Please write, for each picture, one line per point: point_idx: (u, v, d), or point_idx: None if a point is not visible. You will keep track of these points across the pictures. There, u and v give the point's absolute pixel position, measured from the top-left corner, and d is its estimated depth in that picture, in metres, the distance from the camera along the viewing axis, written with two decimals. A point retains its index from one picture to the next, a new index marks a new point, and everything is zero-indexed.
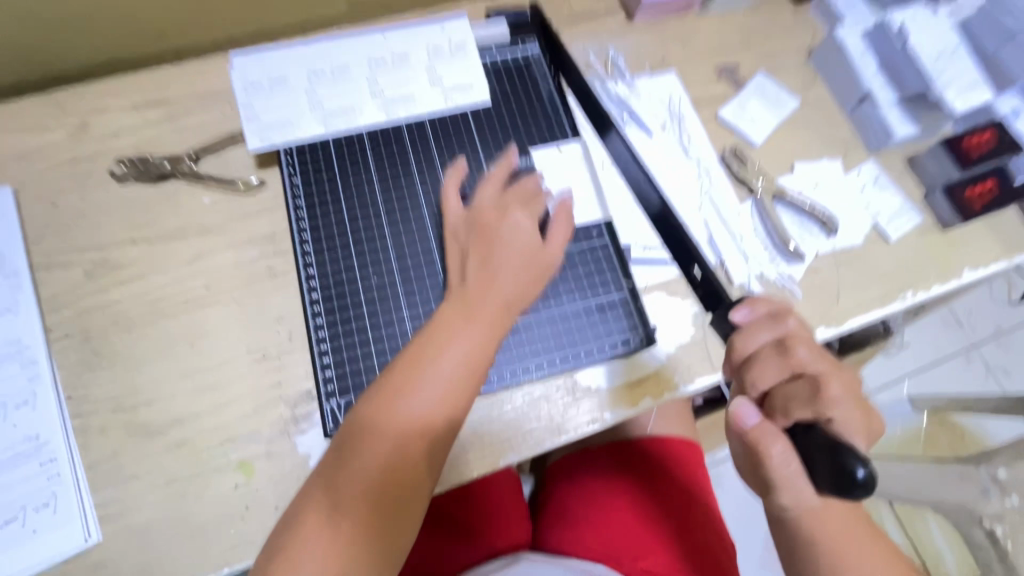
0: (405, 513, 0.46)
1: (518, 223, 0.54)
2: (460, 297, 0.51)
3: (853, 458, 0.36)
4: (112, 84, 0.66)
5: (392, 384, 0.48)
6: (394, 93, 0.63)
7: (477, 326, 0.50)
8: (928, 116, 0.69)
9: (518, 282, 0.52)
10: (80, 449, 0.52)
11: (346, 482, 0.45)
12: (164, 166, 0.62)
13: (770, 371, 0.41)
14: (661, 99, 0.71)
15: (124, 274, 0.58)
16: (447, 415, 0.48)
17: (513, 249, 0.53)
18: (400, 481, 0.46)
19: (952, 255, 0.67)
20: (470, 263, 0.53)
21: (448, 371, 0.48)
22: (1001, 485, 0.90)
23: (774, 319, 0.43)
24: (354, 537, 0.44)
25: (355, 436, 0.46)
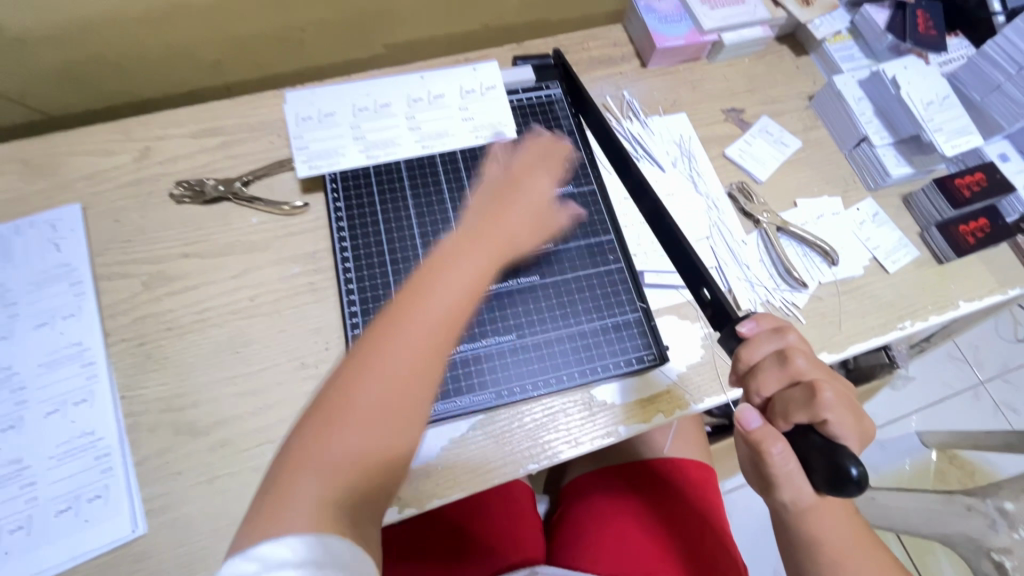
0: (400, 445, 0.45)
1: (546, 183, 0.63)
2: (465, 238, 0.56)
3: (849, 459, 0.39)
4: (174, 114, 0.73)
5: (398, 315, 0.48)
6: (431, 129, 0.69)
7: (472, 261, 0.53)
8: (922, 158, 0.74)
9: (525, 228, 0.59)
10: (130, 445, 0.56)
11: (343, 411, 0.44)
12: (218, 190, 0.68)
13: (771, 380, 0.44)
14: (673, 137, 0.77)
15: (176, 285, 0.64)
16: (444, 348, 0.48)
17: (530, 200, 0.61)
18: (394, 409, 0.45)
19: (949, 287, 0.71)
20: (482, 213, 0.59)
21: (445, 301, 0.50)
22: (1008, 517, 0.92)
23: (776, 331, 0.45)
24: (354, 470, 0.43)
25: (357, 362, 0.46)
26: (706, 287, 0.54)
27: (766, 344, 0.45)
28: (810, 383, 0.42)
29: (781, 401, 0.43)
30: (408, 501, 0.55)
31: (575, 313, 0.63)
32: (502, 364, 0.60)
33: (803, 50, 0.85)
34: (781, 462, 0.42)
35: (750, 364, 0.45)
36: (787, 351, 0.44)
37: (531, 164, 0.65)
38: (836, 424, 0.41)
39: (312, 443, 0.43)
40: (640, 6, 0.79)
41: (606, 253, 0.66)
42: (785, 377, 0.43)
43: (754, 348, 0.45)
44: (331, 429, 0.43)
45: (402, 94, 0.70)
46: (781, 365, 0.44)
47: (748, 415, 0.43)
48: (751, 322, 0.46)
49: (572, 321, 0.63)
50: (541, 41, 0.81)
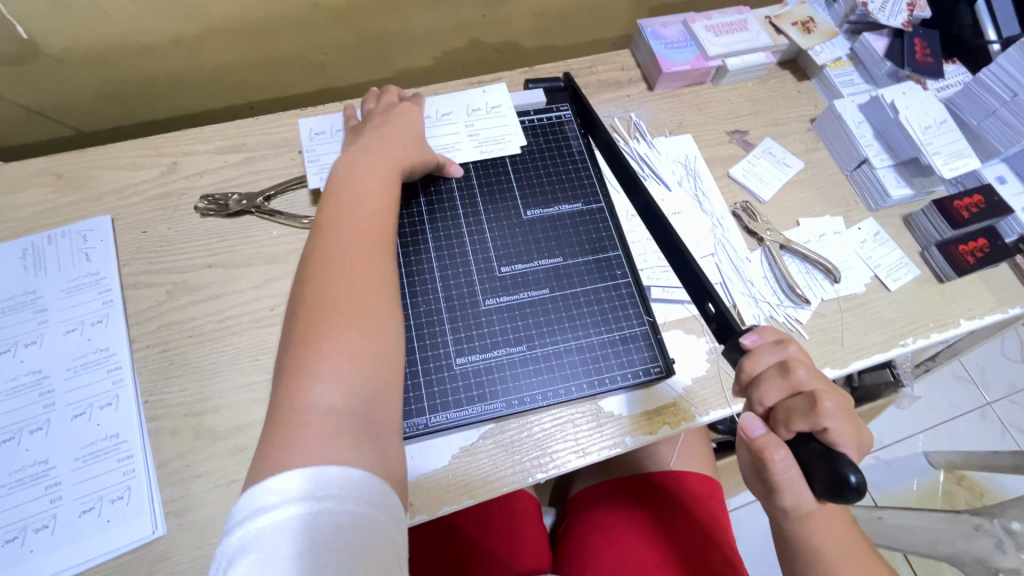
0: (375, 330, 0.48)
1: (414, 105, 0.69)
2: (371, 164, 0.59)
3: (848, 467, 0.40)
4: (201, 131, 0.76)
5: (324, 237, 0.52)
6: (439, 143, 0.73)
7: (380, 181, 0.58)
8: (922, 179, 0.76)
9: (418, 149, 0.64)
10: (152, 448, 0.58)
11: (310, 329, 0.46)
12: (241, 203, 0.71)
13: (774, 390, 0.45)
14: (678, 158, 0.79)
15: (199, 294, 0.66)
16: (375, 247, 0.52)
17: (405, 121, 0.66)
18: (359, 311, 0.48)
19: (949, 306, 0.73)
20: (377, 138, 0.63)
21: (368, 213, 0.54)
22: (1014, 537, 0.92)
23: (777, 342, 0.46)
24: (348, 374, 0.45)
25: (302, 290, 0.49)
26: (710, 301, 0.56)
27: (768, 355, 0.46)
28: (811, 393, 0.43)
29: (783, 411, 0.44)
30: (419, 508, 0.57)
31: (583, 326, 0.65)
32: (512, 374, 0.62)
33: (804, 75, 0.88)
34: (783, 469, 0.43)
35: (753, 375, 0.46)
36: (789, 362, 0.45)
37: (397, 104, 0.69)
38: (837, 433, 0.42)
39: (293, 367, 0.45)
40: (647, 32, 0.82)
41: (613, 269, 0.68)
42: (787, 387, 0.44)
43: (756, 359, 0.46)
44: (303, 350, 0.45)
45: (305, 130, 0.73)
46: (783, 376, 0.45)
47: (751, 423, 0.44)
48: (754, 334, 0.47)
49: (580, 334, 0.64)
50: (552, 65, 0.85)
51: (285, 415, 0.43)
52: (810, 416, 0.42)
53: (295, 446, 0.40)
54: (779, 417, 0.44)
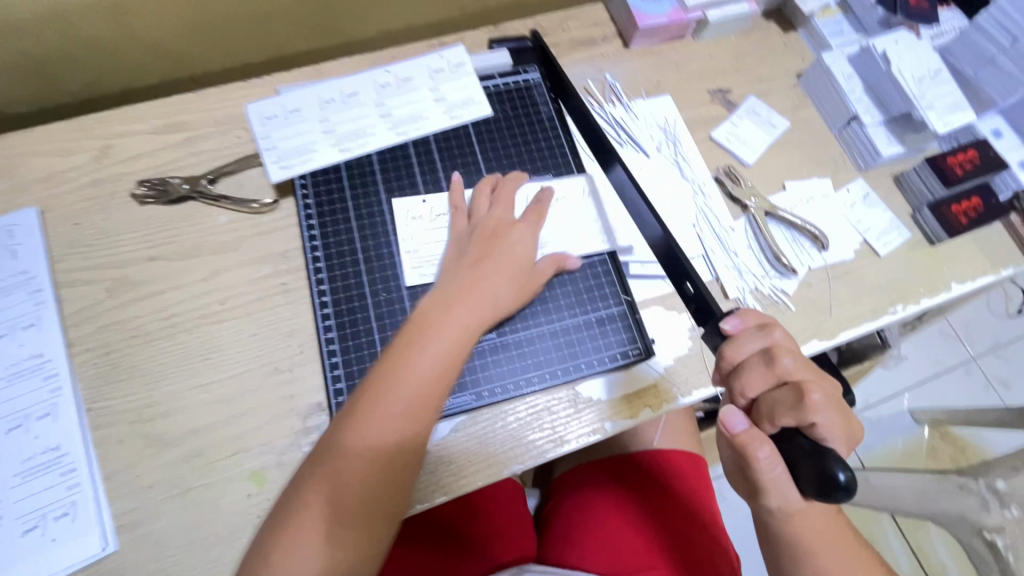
0: (383, 512, 0.48)
1: (526, 234, 0.59)
2: (443, 302, 0.54)
3: (836, 464, 0.38)
4: (132, 109, 0.69)
5: (382, 385, 0.50)
6: (402, 114, 0.66)
7: (452, 332, 0.52)
8: (914, 136, 0.72)
9: (507, 295, 0.56)
10: (98, 460, 0.54)
11: (338, 477, 0.47)
12: (182, 188, 0.65)
13: (756, 381, 0.42)
14: (657, 121, 0.74)
15: (142, 290, 0.61)
16: (405, 454, 0.49)
17: (508, 263, 0.57)
18: (383, 465, 0.48)
19: (940, 269, 0.70)
20: (463, 266, 0.57)
21: (420, 383, 0.50)
22: (999, 497, 0.92)
23: (760, 329, 0.43)
24: (337, 537, 0.46)
25: (351, 419, 0.49)
26: (688, 281, 0.53)
27: (751, 343, 0.43)
28: (797, 384, 0.41)
29: (767, 403, 0.42)
30: None
31: (557, 309, 0.61)
32: (482, 364, 0.58)
33: (791, 26, 0.82)
34: (767, 466, 0.41)
35: (735, 364, 0.44)
36: (774, 350, 0.42)
37: (499, 215, 0.60)
38: (824, 428, 0.40)
39: (314, 492, 0.47)
40: None
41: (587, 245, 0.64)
42: (772, 378, 0.42)
43: (738, 347, 0.43)
44: (325, 485, 0.47)
45: (399, 212, 0.63)
46: (767, 365, 0.42)
47: (733, 418, 0.42)
48: (737, 319, 0.45)
49: (554, 317, 0.61)
50: (518, 22, 0.77)
51: (299, 516, 0.47)
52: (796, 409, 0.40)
53: (293, 551, 0.45)
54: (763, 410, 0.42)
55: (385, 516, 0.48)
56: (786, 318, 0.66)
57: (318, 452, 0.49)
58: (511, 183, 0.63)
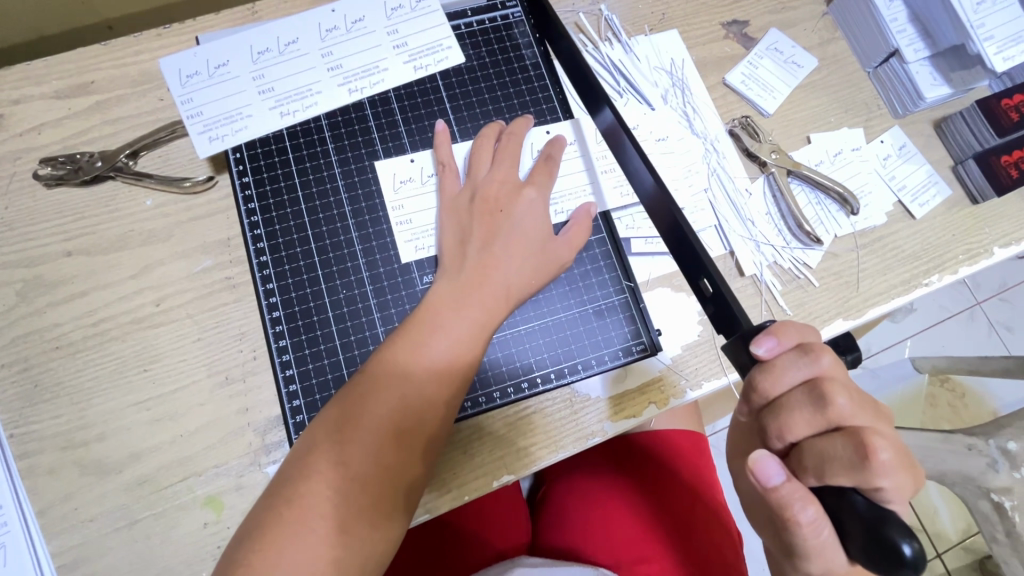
0: (389, 511, 0.41)
1: (541, 204, 0.51)
2: (453, 286, 0.47)
3: (899, 533, 0.31)
4: (23, 67, 0.56)
5: (389, 371, 0.43)
6: (356, 65, 0.55)
7: (470, 313, 0.46)
8: (963, 73, 0.61)
9: (523, 275, 0.48)
10: (29, 492, 0.48)
11: (335, 480, 0.40)
12: (96, 165, 0.54)
13: (801, 423, 0.37)
14: (662, 63, 0.62)
15: (58, 293, 0.52)
16: (411, 457, 0.42)
17: (523, 238, 0.49)
18: (389, 472, 0.41)
19: (982, 231, 0.61)
20: (471, 245, 0.49)
21: (432, 376, 0.44)
22: (1011, 457, 0.73)
23: (805, 356, 0.38)
24: (324, 553, 0.38)
25: (352, 405, 0.42)
26: (707, 278, 0.43)
27: (793, 372, 0.38)
28: (852, 432, 0.35)
29: (812, 451, 0.37)
30: None
31: (548, 301, 0.53)
32: None
33: None
34: (811, 527, 0.35)
35: (774, 398, 0.38)
36: (822, 386, 0.37)
37: (504, 177, 0.51)
38: (884, 488, 0.34)
39: (302, 494, 0.40)
40: None
41: None
42: (819, 420, 0.37)
43: (777, 376, 0.38)
44: (323, 477, 0.40)
45: (384, 176, 0.53)
46: (813, 404, 0.37)
47: (768, 467, 0.35)
48: (773, 340, 0.38)
49: (547, 310, 0.53)
50: None
51: (287, 511, 0.39)
52: (853, 464, 0.35)
53: (281, 552, 0.38)
54: (807, 460, 0.36)
55: (391, 517, 0.41)
56: (808, 295, 0.58)
57: (307, 450, 0.41)
58: (516, 137, 0.53)
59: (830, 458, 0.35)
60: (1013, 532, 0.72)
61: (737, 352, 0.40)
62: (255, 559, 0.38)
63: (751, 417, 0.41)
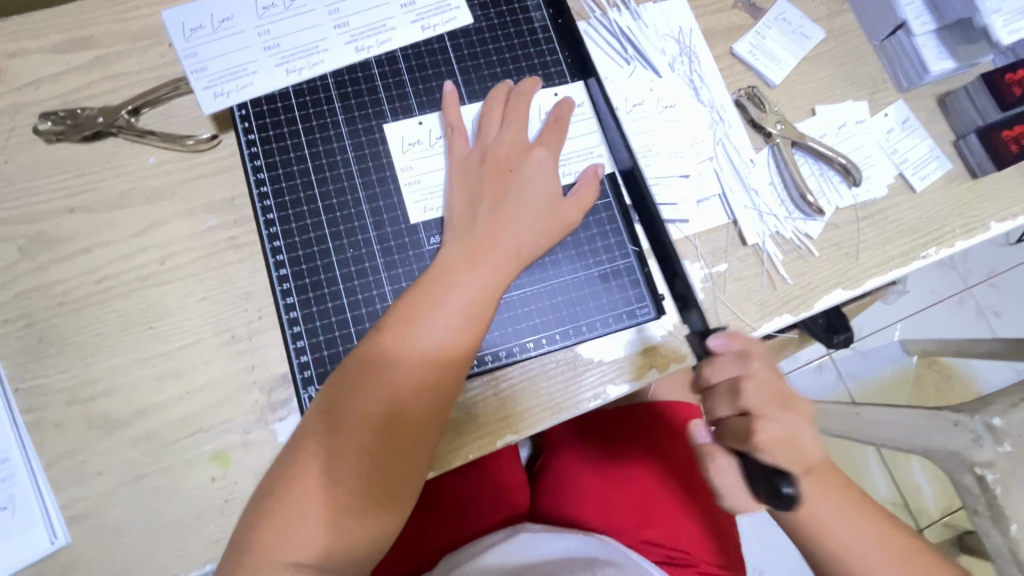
0: (408, 463, 0.42)
1: (549, 163, 0.51)
2: (466, 247, 0.47)
3: (783, 481, 0.40)
4: (21, 19, 0.55)
5: (399, 332, 0.44)
6: (363, 24, 0.54)
7: (483, 273, 0.46)
8: (968, 48, 0.61)
9: (534, 234, 0.49)
10: (36, 445, 0.48)
11: (349, 437, 0.41)
12: (97, 121, 0.53)
13: (723, 406, 0.45)
14: (670, 31, 0.62)
15: (61, 249, 0.51)
16: (425, 413, 0.43)
17: (532, 199, 0.49)
18: (403, 427, 0.42)
19: (981, 206, 0.62)
20: (481, 207, 0.49)
21: (442, 335, 0.44)
22: (994, 433, 0.74)
23: (739, 358, 0.45)
24: (345, 503, 0.41)
25: (364, 364, 0.43)
26: (673, 280, 0.53)
27: (722, 369, 0.45)
28: (752, 418, 0.43)
29: (729, 427, 0.45)
30: None
31: (555, 264, 0.53)
32: None
33: None
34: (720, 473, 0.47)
35: (709, 386, 0.46)
36: (738, 381, 0.44)
37: (513, 139, 0.51)
38: (772, 457, 0.43)
39: (320, 452, 0.41)
40: None
41: None
42: (732, 407, 0.44)
43: (710, 371, 0.46)
44: (344, 432, 0.41)
45: (392, 139, 0.53)
46: (729, 395, 0.44)
47: (699, 433, 0.49)
48: (723, 337, 0.46)
49: (553, 273, 0.53)
50: None
51: (308, 466, 0.41)
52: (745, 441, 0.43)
53: (306, 502, 0.40)
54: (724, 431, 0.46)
55: (409, 470, 0.42)
56: (808, 266, 0.59)
57: (323, 410, 0.43)
58: (523, 99, 0.53)
59: (733, 433, 0.44)
60: (994, 504, 0.72)
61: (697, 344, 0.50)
62: (283, 508, 0.40)
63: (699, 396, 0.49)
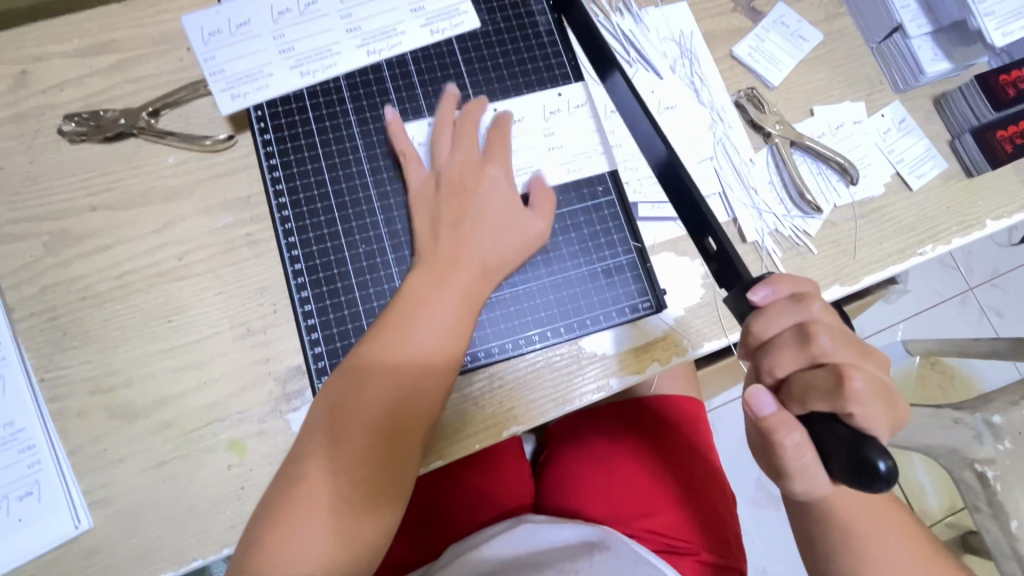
0: (399, 467, 0.45)
1: (501, 175, 0.53)
2: (429, 270, 0.49)
3: (876, 452, 0.33)
4: (46, 25, 0.57)
5: (377, 352, 0.46)
6: (374, 28, 0.56)
7: (449, 290, 0.48)
8: (963, 50, 0.63)
9: (500, 248, 0.51)
10: (60, 434, 0.50)
11: (338, 450, 0.43)
12: (119, 123, 0.55)
13: (788, 359, 0.39)
14: (671, 34, 0.64)
15: (85, 245, 0.53)
16: (411, 422, 0.45)
17: (491, 214, 0.51)
18: (389, 436, 0.44)
19: (977, 205, 0.63)
20: (443, 226, 0.51)
21: (419, 349, 0.46)
22: (994, 430, 0.75)
23: (797, 303, 0.40)
24: (341, 510, 0.42)
25: (345, 385, 0.45)
26: (710, 237, 0.46)
27: (785, 316, 0.40)
28: (835, 366, 0.37)
29: (799, 383, 0.39)
30: None
31: (559, 259, 0.55)
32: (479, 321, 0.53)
33: None
34: (794, 453, 0.38)
35: (766, 338, 0.40)
36: (809, 326, 0.39)
37: (465, 159, 0.53)
38: (864, 417, 0.36)
39: (312, 467, 0.43)
40: None
41: (593, 181, 0.56)
42: (804, 357, 0.39)
43: (769, 320, 0.40)
44: (334, 447, 0.43)
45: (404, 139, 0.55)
46: (800, 343, 0.39)
47: (761, 399, 0.38)
48: (767, 289, 0.41)
49: (557, 268, 0.55)
50: None
51: (301, 482, 0.43)
52: (832, 393, 0.37)
53: (304, 514, 0.42)
54: (793, 390, 0.39)
55: (401, 472, 0.45)
56: (806, 262, 0.60)
57: (312, 429, 0.45)
58: (470, 118, 0.54)
59: (813, 387, 0.38)
60: (995, 502, 0.73)
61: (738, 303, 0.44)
62: (282, 520, 0.42)
63: (746, 358, 0.43)
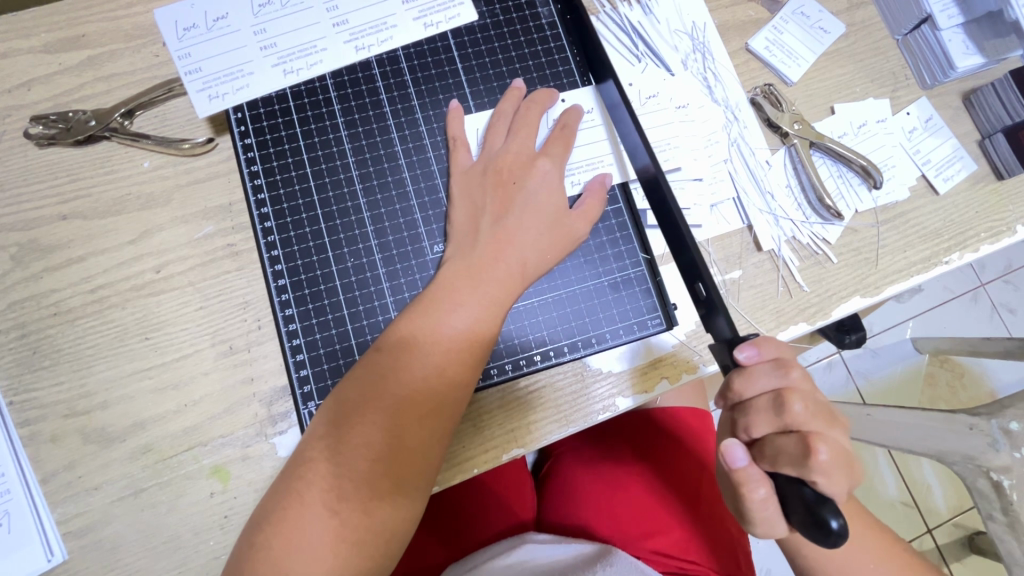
0: (414, 483, 0.41)
1: (553, 170, 0.49)
2: (465, 266, 0.45)
3: (829, 510, 0.33)
4: (8, 18, 0.53)
5: (403, 349, 0.42)
6: (364, 22, 0.52)
7: (485, 291, 0.44)
8: (997, 42, 0.58)
9: (540, 248, 0.47)
10: (32, 460, 0.47)
11: (349, 459, 0.40)
12: (89, 125, 0.51)
13: (763, 421, 0.37)
14: (683, 26, 0.60)
15: (54, 258, 0.50)
16: (429, 432, 0.41)
17: (536, 210, 0.47)
18: (406, 448, 0.40)
19: (1007, 209, 0.59)
20: (484, 219, 0.47)
21: (447, 354, 0.42)
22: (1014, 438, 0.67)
23: (777, 367, 0.38)
24: (347, 525, 0.38)
25: (368, 383, 0.41)
26: (701, 283, 0.44)
27: (762, 380, 0.38)
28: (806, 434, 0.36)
29: (771, 445, 0.37)
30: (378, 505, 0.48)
31: (562, 273, 0.52)
32: None
33: None
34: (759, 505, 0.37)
35: (744, 397, 0.38)
36: (786, 394, 0.37)
37: (518, 149, 0.49)
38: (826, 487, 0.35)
39: (318, 474, 0.39)
40: None
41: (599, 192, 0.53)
42: (778, 423, 0.37)
43: (749, 380, 0.38)
44: (344, 456, 0.40)
45: (394, 145, 0.51)
46: (774, 410, 0.37)
47: (734, 452, 0.37)
48: (752, 349, 0.38)
49: (561, 283, 0.51)
50: None
51: (305, 491, 0.39)
52: (799, 460, 0.35)
53: (305, 527, 0.38)
54: (765, 451, 0.37)
55: (414, 489, 0.41)
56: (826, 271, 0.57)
57: (324, 432, 0.41)
58: (535, 107, 0.51)
59: (781, 453, 0.36)
60: (1011, 511, 0.66)
61: (723, 355, 0.42)
62: (284, 529, 0.38)
63: (722, 409, 0.41)
